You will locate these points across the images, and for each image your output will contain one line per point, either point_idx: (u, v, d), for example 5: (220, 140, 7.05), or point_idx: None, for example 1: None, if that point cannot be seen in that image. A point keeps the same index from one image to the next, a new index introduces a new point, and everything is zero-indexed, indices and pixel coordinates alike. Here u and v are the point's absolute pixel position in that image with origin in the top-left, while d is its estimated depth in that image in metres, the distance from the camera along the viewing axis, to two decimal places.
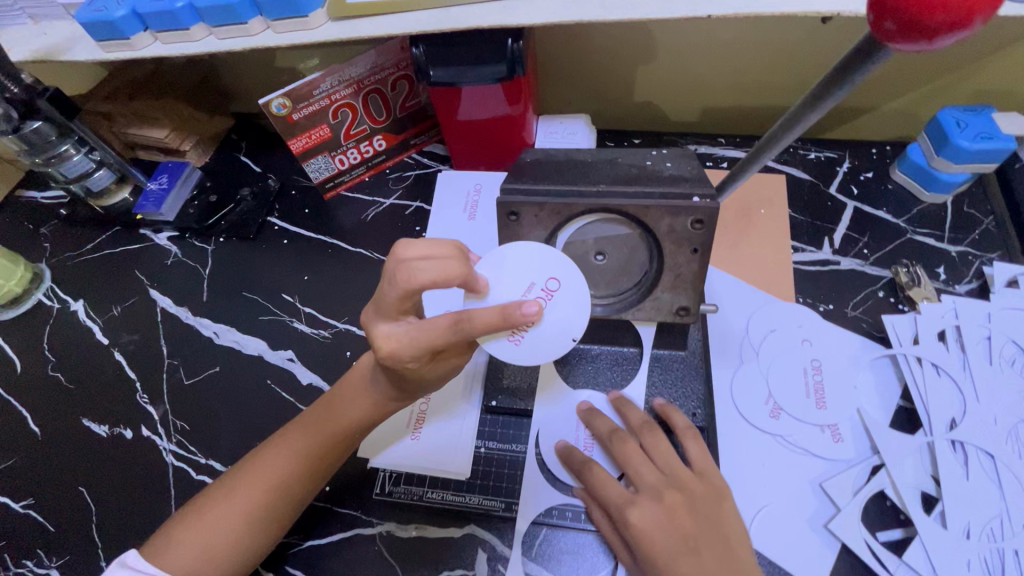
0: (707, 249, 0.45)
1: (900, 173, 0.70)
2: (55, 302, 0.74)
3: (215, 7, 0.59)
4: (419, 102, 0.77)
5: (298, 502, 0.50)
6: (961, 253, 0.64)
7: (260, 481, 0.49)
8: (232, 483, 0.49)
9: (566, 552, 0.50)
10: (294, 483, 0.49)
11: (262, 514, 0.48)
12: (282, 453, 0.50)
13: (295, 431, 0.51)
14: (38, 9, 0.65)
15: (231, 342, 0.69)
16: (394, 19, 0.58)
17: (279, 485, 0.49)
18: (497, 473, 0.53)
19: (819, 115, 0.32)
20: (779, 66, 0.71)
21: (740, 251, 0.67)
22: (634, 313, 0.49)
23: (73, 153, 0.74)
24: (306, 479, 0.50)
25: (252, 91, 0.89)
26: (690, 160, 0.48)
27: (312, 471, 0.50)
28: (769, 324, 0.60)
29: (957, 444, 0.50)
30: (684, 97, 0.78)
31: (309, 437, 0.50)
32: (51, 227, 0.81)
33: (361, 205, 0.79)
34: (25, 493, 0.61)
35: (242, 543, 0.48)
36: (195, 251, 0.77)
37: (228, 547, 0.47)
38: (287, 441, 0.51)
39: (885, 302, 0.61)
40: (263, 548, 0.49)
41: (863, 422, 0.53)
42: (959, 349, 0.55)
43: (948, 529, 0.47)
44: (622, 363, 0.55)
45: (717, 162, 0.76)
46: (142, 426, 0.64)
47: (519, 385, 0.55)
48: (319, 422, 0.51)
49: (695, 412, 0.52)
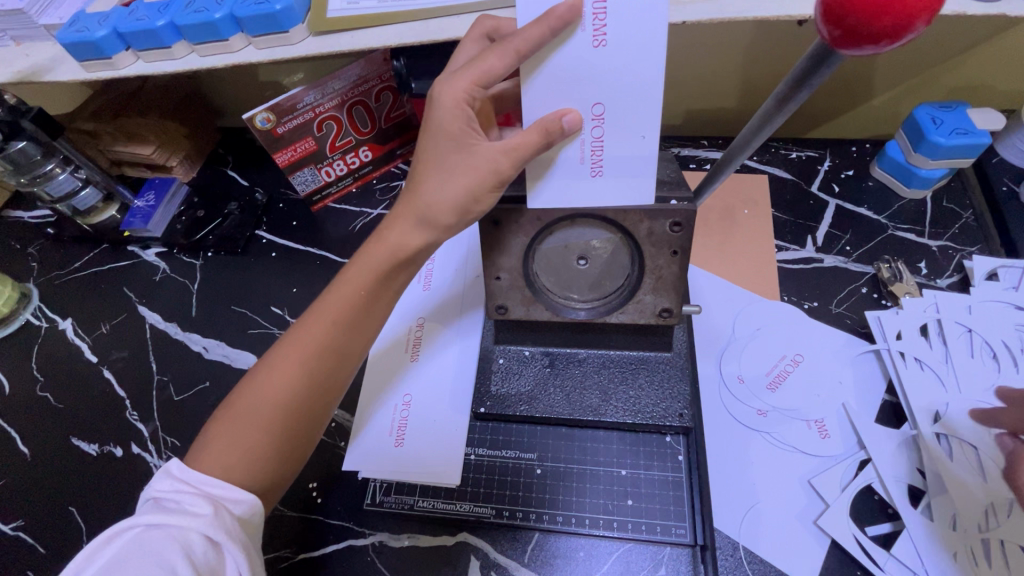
0: (687, 252, 0.45)
1: (880, 170, 0.70)
2: (44, 321, 0.74)
3: (196, 24, 0.59)
4: (404, 112, 0.77)
5: (335, 370, 0.46)
6: (941, 247, 0.65)
7: (305, 339, 0.45)
8: (221, 419, 0.44)
9: (559, 556, 0.50)
10: (332, 345, 0.45)
11: (297, 390, 0.44)
12: (274, 383, 0.44)
13: (296, 337, 0.45)
14: (22, 31, 0.65)
15: (221, 357, 0.69)
16: (376, 32, 0.59)
17: (322, 339, 0.45)
18: (487, 480, 0.52)
19: (786, 118, 0.32)
20: (757, 70, 0.72)
21: (724, 252, 0.67)
22: (617, 317, 0.49)
23: (58, 172, 0.74)
24: (320, 398, 0.45)
25: (239, 106, 0.90)
26: (668, 163, 0.48)
27: (314, 396, 0.45)
28: (755, 323, 0.61)
29: (941, 436, 0.51)
30: (666, 101, 0.79)
31: (340, 298, 0.45)
32: (38, 246, 0.81)
33: (349, 215, 0.80)
34: (15, 515, 0.60)
35: (293, 417, 0.44)
36: (184, 266, 0.77)
37: (281, 422, 0.44)
38: (326, 304, 0.46)
39: (869, 298, 0.62)
40: (313, 423, 0.46)
41: (848, 414, 0.54)
42: (942, 343, 0.56)
43: (935, 521, 0.48)
44: (608, 367, 0.53)
45: (699, 164, 0.77)
46: (132, 444, 0.64)
47: (508, 392, 0.53)
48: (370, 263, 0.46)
49: (682, 412, 0.51)
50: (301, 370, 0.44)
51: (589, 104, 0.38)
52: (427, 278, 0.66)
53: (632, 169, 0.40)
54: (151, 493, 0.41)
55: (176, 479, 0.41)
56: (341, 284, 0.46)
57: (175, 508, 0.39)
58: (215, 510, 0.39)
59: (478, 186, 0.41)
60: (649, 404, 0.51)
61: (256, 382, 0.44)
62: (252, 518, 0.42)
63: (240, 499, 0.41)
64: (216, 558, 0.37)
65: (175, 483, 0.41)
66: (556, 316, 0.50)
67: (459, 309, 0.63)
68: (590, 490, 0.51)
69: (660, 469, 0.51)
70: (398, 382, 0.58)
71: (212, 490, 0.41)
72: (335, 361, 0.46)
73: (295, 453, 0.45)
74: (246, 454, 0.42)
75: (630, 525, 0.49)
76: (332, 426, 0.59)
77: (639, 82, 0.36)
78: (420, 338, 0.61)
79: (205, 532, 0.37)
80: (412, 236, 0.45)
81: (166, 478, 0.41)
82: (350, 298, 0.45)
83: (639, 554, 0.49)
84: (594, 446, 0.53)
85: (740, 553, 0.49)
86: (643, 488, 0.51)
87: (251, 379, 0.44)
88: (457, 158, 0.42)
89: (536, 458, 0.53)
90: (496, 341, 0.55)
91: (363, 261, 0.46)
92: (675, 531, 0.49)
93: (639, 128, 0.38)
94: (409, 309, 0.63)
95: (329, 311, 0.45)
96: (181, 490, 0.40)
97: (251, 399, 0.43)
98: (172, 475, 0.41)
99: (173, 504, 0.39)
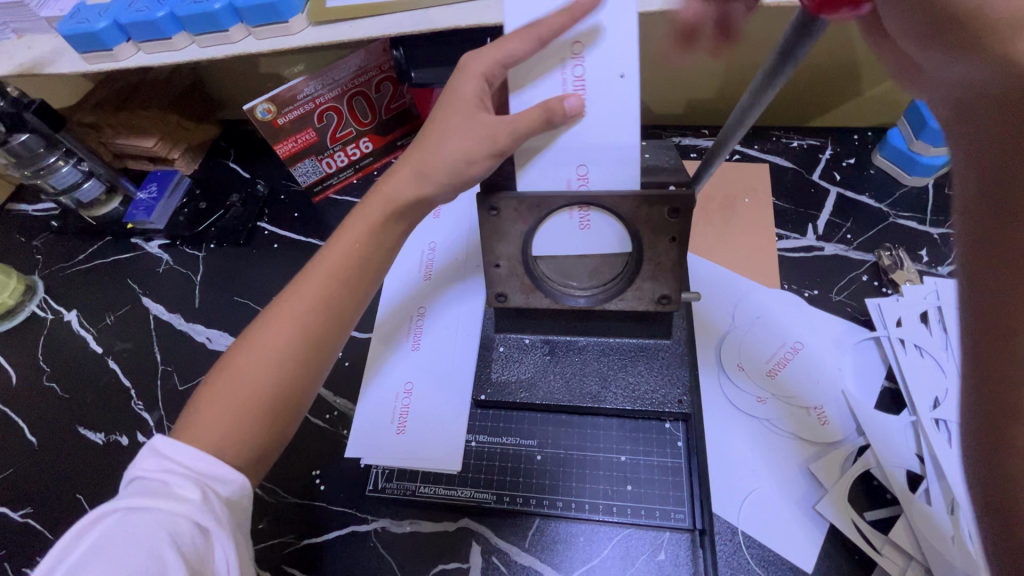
0: (685, 238, 0.45)
1: (881, 158, 0.70)
2: (49, 313, 0.75)
3: (196, 16, 0.59)
4: (404, 103, 0.78)
5: (329, 335, 0.47)
6: (943, 235, 0.65)
7: (303, 300, 0.46)
8: (209, 383, 0.45)
9: (559, 541, 0.50)
10: (328, 308, 0.47)
11: (292, 351, 0.45)
12: (246, 369, 0.44)
13: (291, 299, 0.46)
14: (23, 24, 0.65)
15: (224, 347, 0.69)
16: (375, 21, 0.59)
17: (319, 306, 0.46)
18: (488, 466, 0.53)
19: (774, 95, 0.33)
20: (756, 58, 0.72)
21: (724, 240, 0.67)
22: (617, 304, 0.49)
23: (61, 165, 0.75)
24: (311, 361, 0.46)
25: (239, 98, 0.90)
26: (668, 151, 0.48)
27: (286, 384, 0.45)
28: (754, 310, 0.61)
29: (940, 422, 0.51)
30: (667, 90, 0.78)
31: (334, 268, 0.47)
32: (43, 239, 0.82)
33: (350, 206, 0.80)
34: (24, 503, 0.61)
35: (289, 379, 0.45)
36: (186, 258, 0.78)
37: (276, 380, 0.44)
38: (323, 272, 0.47)
39: (869, 286, 0.62)
40: (305, 383, 0.46)
41: (847, 402, 0.54)
42: (942, 330, 0.56)
43: (933, 506, 0.48)
44: (607, 354, 0.53)
45: (699, 153, 0.77)
46: (138, 433, 0.64)
47: (507, 379, 0.54)
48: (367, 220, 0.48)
49: (681, 398, 0.51)
50: (273, 358, 0.45)
51: (573, 165, 0.42)
52: (427, 267, 0.66)
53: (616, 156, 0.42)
54: (137, 470, 0.41)
55: (162, 457, 0.41)
56: (335, 244, 0.48)
57: (162, 491, 0.39)
58: (203, 494, 0.39)
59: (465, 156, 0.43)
60: (648, 390, 0.52)
61: (228, 368, 0.44)
62: (240, 501, 0.42)
63: (228, 480, 0.41)
64: (205, 544, 0.37)
65: (161, 461, 0.41)
66: (555, 304, 0.50)
67: (459, 298, 0.63)
68: (589, 476, 0.52)
69: (659, 454, 0.51)
70: (399, 371, 0.59)
71: (198, 470, 0.41)
72: (306, 351, 0.46)
73: (269, 442, 0.45)
74: (239, 411, 0.43)
75: (629, 511, 0.50)
76: (334, 414, 0.59)
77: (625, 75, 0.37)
78: (420, 327, 0.62)
79: (193, 520, 0.38)
80: (406, 200, 0.47)
81: (152, 457, 0.41)
82: (316, 294, 0.47)
83: (639, 539, 0.50)
84: (593, 432, 0.53)
85: (738, 538, 0.49)
86: (642, 474, 0.51)
87: (221, 367, 0.45)
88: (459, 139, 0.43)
89: (536, 445, 0.53)
90: (496, 330, 0.55)
91: (356, 224, 0.48)
92: (674, 516, 0.49)
93: (625, 114, 0.39)
94: (410, 298, 0.64)
95: (294, 304, 0.46)
96: (167, 469, 0.40)
97: (236, 369, 0.44)
98: (158, 453, 0.41)
99: (159, 484, 0.39)
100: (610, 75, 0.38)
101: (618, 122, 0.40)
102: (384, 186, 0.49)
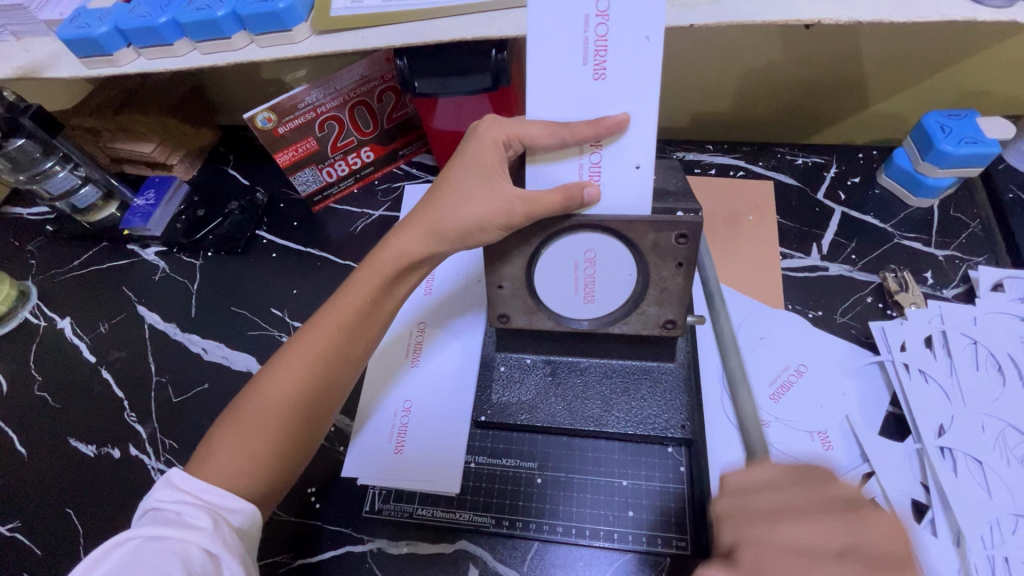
0: (692, 263, 0.45)
1: (887, 178, 0.70)
2: (42, 320, 0.74)
3: (197, 23, 0.58)
4: (406, 112, 0.77)
5: (336, 372, 0.47)
6: (948, 257, 0.64)
7: (313, 342, 0.47)
8: (222, 424, 0.45)
9: (557, 566, 0.49)
10: (338, 350, 0.47)
11: (302, 391, 0.46)
12: (259, 411, 0.44)
13: (302, 338, 0.47)
14: (21, 26, 0.64)
15: (220, 358, 0.68)
16: (380, 32, 0.58)
17: (325, 346, 0.47)
18: (487, 488, 0.52)
19: None
20: (763, 73, 0.71)
21: (727, 259, 0.67)
22: (620, 327, 0.49)
23: (58, 170, 0.73)
24: (322, 398, 0.47)
25: (239, 104, 0.89)
26: (674, 173, 0.48)
27: (298, 423, 0.46)
28: (758, 331, 0.60)
29: (945, 450, 0.51)
30: (673, 104, 0.78)
31: (341, 309, 0.48)
32: (37, 244, 0.81)
33: (350, 216, 0.79)
34: (12, 516, 0.60)
35: (298, 420, 0.45)
36: (183, 266, 0.77)
37: (284, 421, 0.45)
38: (331, 313, 0.48)
39: (874, 307, 0.62)
40: (318, 423, 0.47)
41: (851, 427, 0.54)
42: (946, 355, 0.55)
43: (937, 537, 0.47)
44: (610, 376, 0.53)
45: (704, 168, 0.76)
46: (130, 445, 0.63)
47: (508, 401, 0.53)
48: (378, 264, 0.49)
49: (684, 423, 0.51)
50: (284, 399, 0.45)
51: (581, 250, 0.46)
52: (428, 282, 0.65)
53: (624, 178, 0.41)
54: (150, 502, 0.41)
55: (178, 488, 0.41)
56: (350, 287, 0.48)
57: (176, 520, 0.39)
58: (215, 523, 0.40)
59: (478, 164, 0.44)
60: (651, 414, 0.51)
61: (241, 410, 0.45)
62: (251, 531, 0.43)
63: (240, 510, 0.42)
64: (216, 572, 0.37)
65: (176, 492, 0.41)
66: (558, 326, 0.50)
67: (459, 313, 0.63)
68: (590, 502, 0.51)
69: (661, 479, 0.51)
70: (398, 388, 0.58)
71: (212, 501, 0.41)
72: (318, 393, 0.46)
73: (281, 486, 0.46)
74: (250, 457, 0.43)
75: (630, 537, 0.49)
76: (331, 430, 0.58)
77: (641, 95, 0.37)
78: (421, 342, 0.61)
79: (204, 547, 0.38)
80: None
81: (166, 487, 0.42)
82: (326, 336, 0.47)
83: (638, 565, 0.49)
84: (594, 456, 0.52)
85: None
86: (644, 499, 0.50)
87: (231, 411, 0.45)
88: (474, 192, 0.44)
89: (537, 467, 0.52)
90: (497, 349, 0.55)
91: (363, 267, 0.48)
92: (676, 543, 0.48)
93: (638, 136, 0.39)
94: (411, 314, 0.63)
95: (306, 349, 0.46)
96: (182, 500, 0.41)
97: (249, 412, 0.45)
98: (173, 484, 0.42)
99: (173, 513, 0.40)
100: (634, 123, 0.38)
101: (628, 143, 0.39)
102: (397, 233, 0.49)
